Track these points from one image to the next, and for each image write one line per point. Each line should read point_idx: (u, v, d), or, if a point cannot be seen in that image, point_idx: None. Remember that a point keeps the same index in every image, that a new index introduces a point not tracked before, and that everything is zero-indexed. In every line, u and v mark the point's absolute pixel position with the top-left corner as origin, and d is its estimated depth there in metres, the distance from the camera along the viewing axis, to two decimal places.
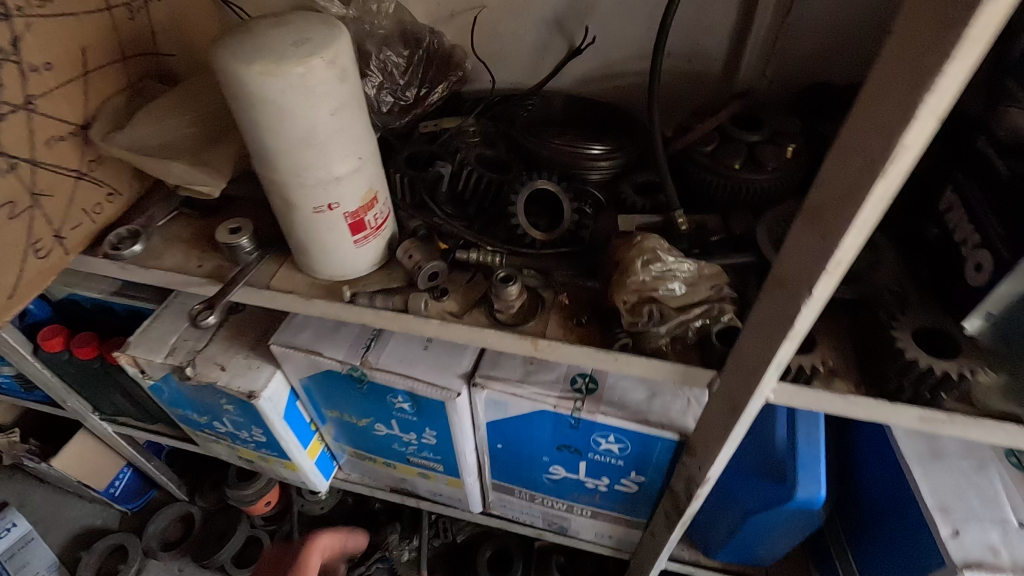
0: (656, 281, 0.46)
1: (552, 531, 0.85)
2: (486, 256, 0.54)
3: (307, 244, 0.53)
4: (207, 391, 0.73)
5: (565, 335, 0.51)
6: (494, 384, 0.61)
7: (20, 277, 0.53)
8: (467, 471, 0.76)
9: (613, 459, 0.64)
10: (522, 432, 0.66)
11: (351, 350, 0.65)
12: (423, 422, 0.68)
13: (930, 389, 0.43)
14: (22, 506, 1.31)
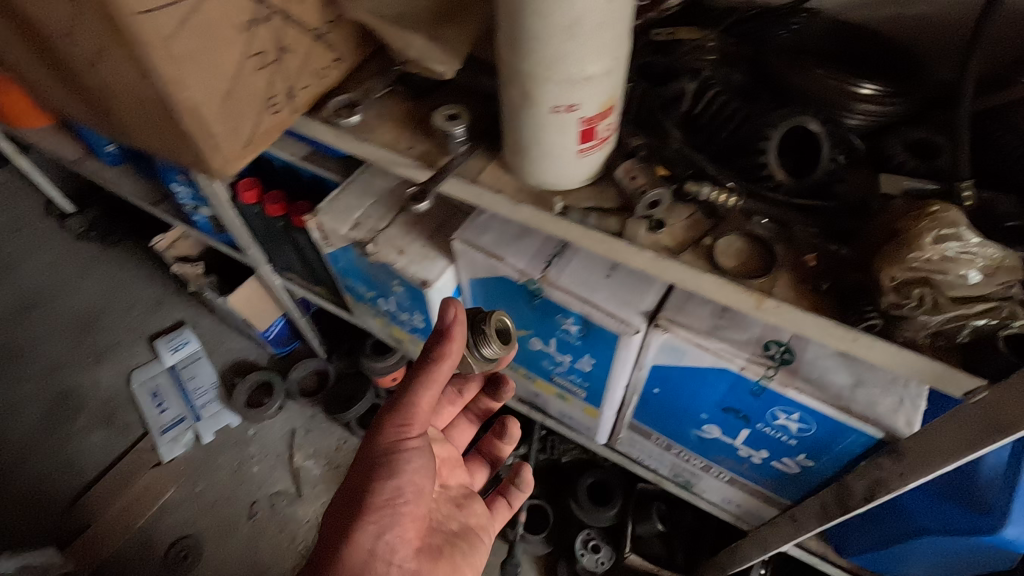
0: (944, 262, 0.38)
1: (675, 482, 0.84)
2: (723, 196, 0.47)
3: (530, 145, 0.49)
4: (382, 269, 0.76)
5: (797, 298, 0.45)
6: (678, 330, 0.58)
7: (257, 127, 0.55)
8: (610, 403, 0.75)
9: (786, 437, 0.59)
10: (691, 385, 0.63)
11: (532, 261, 0.64)
12: (584, 348, 0.67)
13: None
14: (195, 328, 1.52)
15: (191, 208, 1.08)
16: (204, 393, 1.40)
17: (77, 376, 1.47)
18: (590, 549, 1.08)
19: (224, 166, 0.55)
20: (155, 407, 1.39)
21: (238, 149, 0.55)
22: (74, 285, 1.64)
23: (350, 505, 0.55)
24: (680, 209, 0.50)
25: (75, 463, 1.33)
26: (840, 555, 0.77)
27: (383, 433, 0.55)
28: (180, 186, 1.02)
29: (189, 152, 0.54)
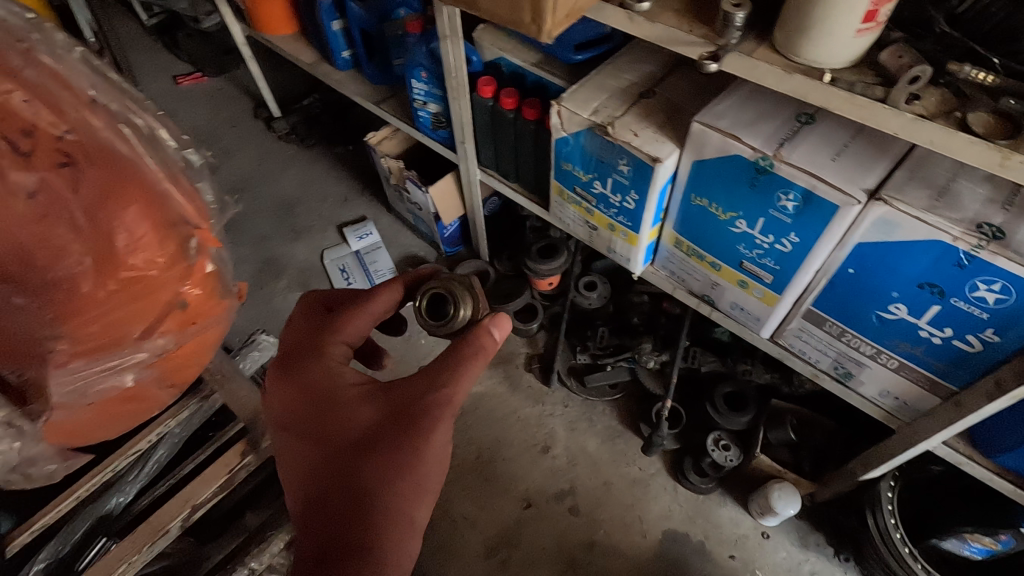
0: None
1: (833, 376, 0.95)
2: (979, 74, 0.58)
3: (814, 25, 0.61)
4: (614, 149, 0.91)
5: None
6: (899, 204, 0.68)
7: (578, 1, 0.71)
8: (794, 288, 0.87)
9: (978, 311, 0.69)
10: (892, 262, 0.73)
11: (766, 142, 0.76)
12: (793, 226, 0.79)
13: None
14: (376, 223, 1.77)
15: (420, 104, 1.28)
16: (383, 275, 1.64)
17: (280, 247, 1.76)
18: (722, 446, 1.18)
19: (551, 29, 0.71)
20: (343, 280, 1.65)
21: (563, 17, 0.71)
22: (277, 175, 1.94)
23: (408, 487, 0.62)
24: (933, 89, 0.61)
25: (279, 313, 1.62)
26: (986, 458, 0.85)
27: (416, 394, 0.65)
28: (420, 83, 1.23)
29: (529, 15, 0.71)
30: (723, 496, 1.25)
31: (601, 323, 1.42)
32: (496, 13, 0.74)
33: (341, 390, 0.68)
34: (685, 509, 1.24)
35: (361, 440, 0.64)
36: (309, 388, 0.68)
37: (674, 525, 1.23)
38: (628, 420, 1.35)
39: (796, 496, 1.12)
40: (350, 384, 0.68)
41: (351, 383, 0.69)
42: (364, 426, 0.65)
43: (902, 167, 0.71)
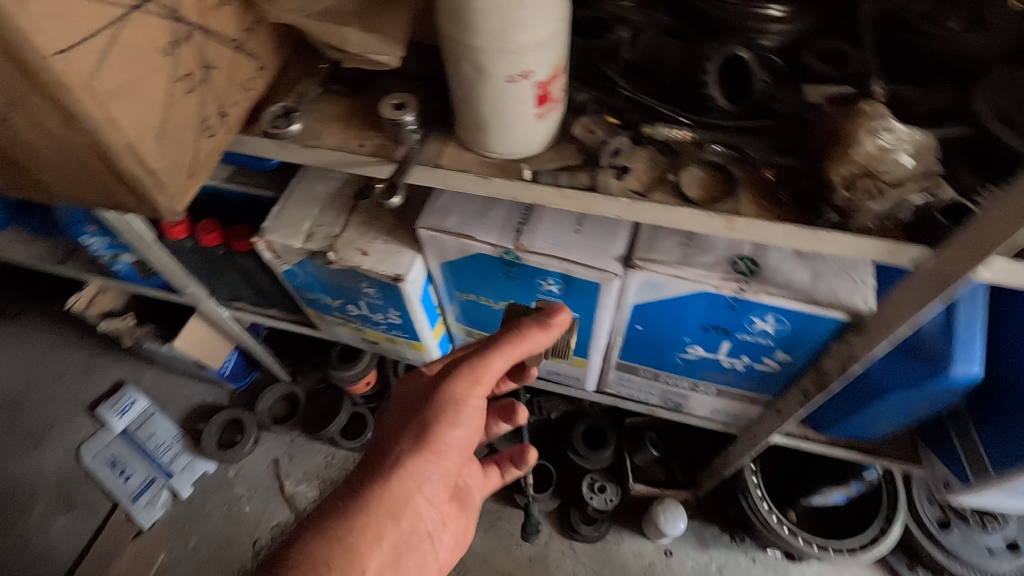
0: (881, 154, 0.44)
1: (665, 407, 0.90)
2: (675, 131, 0.52)
3: (488, 118, 0.50)
4: (349, 274, 0.75)
5: (762, 212, 0.49)
6: (654, 267, 0.62)
7: (197, 156, 0.52)
8: (595, 350, 0.79)
9: (763, 339, 0.66)
10: (670, 315, 0.67)
11: (502, 233, 0.65)
12: (567, 304, 0.70)
13: None
14: (138, 384, 1.42)
15: (109, 259, 0.99)
16: (169, 448, 1.33)
17: (17, 465, 1.34)
18: (598, 490, 1.12)
19: (173, 202, 0.52)
20: (119, 476, 1.31)
21: (183, 181, 0.51)
22: None
23: (427, 445, 0.55)
24: (640, 153, 0.53)
25: (45, 554, 1.24)
26: (818, 431, 0.86)
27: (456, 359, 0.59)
28: (93, 238, 0.94)
29: (131, 196, 0.50)
30: (619, 532, 1.18)
31: None
32: (87, 198, 0.53)
33: (411, 390, 0.61)
34: (589, 565, 1.16)
35: (403, 414, 0.58)
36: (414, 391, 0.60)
37: None
38: (502, 496, 1.23)
39: (679, 509, 1.10)
40: (418, 374, 0.61)
41: (416, 375, 0.61)
42: (412, 396, 0.60)
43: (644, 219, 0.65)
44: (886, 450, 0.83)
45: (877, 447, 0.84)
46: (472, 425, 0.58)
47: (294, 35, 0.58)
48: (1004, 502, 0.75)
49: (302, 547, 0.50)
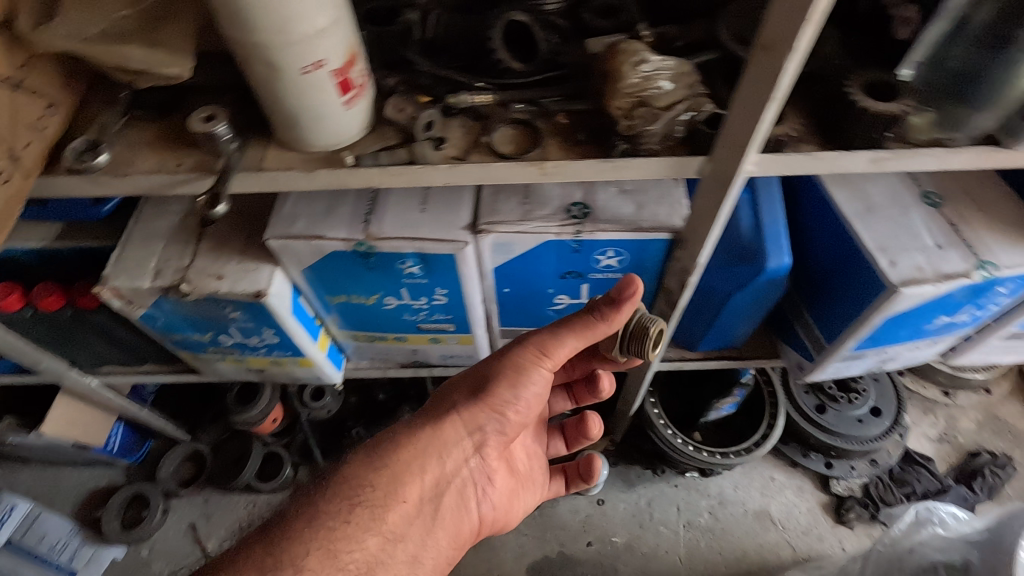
0: (645, 82, 0.51)
1: None
2: (479, 96, 0.56)
3: (298, 113, 0.52)
4: (209, 303, 0.73)
5: (567, 154, 0.55)
6: (499, 227, 0.66)
7: None
8: (476, 324, 0.82)
9: (613, 274, 0.72)
10: (529, 271, 0.72)
11: (352, 227, 0.67)
12: (433, 283, 0.73)
13: (878, 131, 0.52)
14: (13, 489, 1.28)
15: None
16: (66, 547, 1.20)
17: None
18: None
19: None
20: None
21: None
22: None
23: (487, 403, 0.60)
24: (454, 123, 0.57)
25: None
26: (692, 351, 0.94)
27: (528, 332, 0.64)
28: None
29: None
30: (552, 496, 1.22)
31: (352, 423, 1.27)
32: None
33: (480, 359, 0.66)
34: (533, 535, 1.19)
35: (471, 377, 0.63)
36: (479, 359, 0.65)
37: (534, 557, 1.17)
38: None
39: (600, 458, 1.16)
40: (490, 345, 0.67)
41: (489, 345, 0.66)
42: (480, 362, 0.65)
43: (483, 188, 0.69)
44: (750, 351, 0.94)
45: (743, 351, 0.94)
46: (535, 392, 0.62)
47: (83, 67, 0.57)
48: (847, 369, 0.86)
49: (353, 466, 0.56)
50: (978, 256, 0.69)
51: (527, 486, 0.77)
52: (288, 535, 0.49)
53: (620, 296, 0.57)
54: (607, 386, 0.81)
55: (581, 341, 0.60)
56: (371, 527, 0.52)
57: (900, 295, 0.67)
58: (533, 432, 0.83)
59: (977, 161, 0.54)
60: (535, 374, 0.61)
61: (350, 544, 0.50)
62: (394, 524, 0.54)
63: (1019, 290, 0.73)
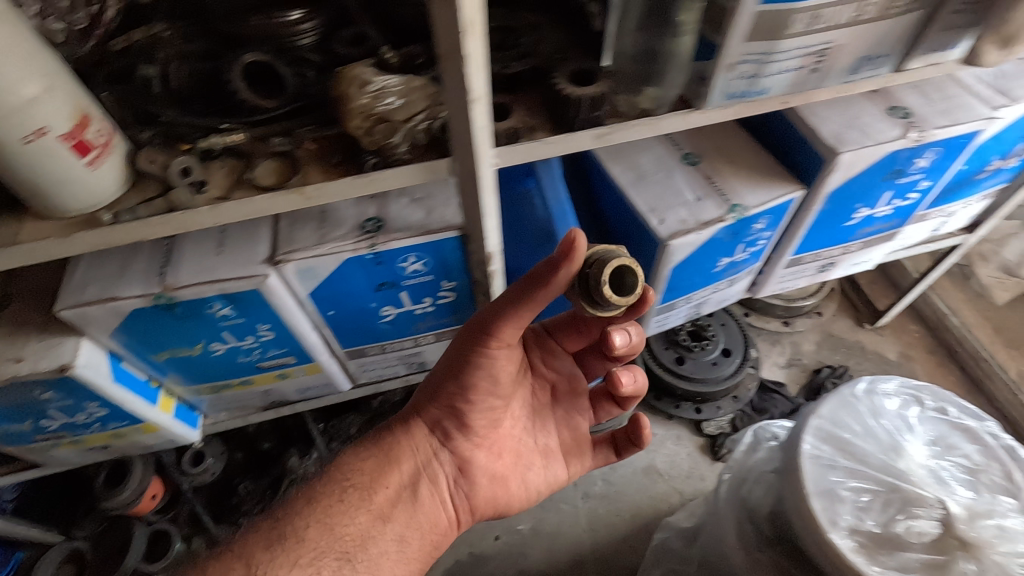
0: (373, 100, 0.57)
1: (416, 373, 0.99)
2: (230, 137, 0.58)
3: (38, 183, 0.51)
4: (14, 389, 0.70)
5: (327, 176, 0.59)
6: (296, 255, 0.69)
7: None
8: (316, 351, 0.85)
9: (424, 277, 0.77)
10: (343, 290, 0.75)
11: (147, 282, 0.67)
12: (252, 320, 0.74)
13: (589, 111, 0.60)
14: None
15: None
16: None
17: None
18: None
19: None
20: None
21: None
22: None
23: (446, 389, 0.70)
24: (215, 165, 0.59)
25: None
26: None
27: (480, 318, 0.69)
28: None
29: None
30: None
31: (240, 480, 1.23)
32: None
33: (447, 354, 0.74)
34: None
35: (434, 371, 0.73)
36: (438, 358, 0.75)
37: (446, 565, 1.19)
38: None
39: None
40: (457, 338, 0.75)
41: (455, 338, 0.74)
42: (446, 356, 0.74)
43: (279, 221, 0.72)
44: None
45: None
46: (492, 369, 0.68)
47: None
48: (669, 320, 0.96)
49: (346, 461, 0.68)
50: (729, 201, 0.79)
51: (552, 461, 0.79)
52: (290, 512, 0.61)
53: (563, 253, 0.54)
54: (615, 345, 0.65)
55: (529, 309, 0.60)
56: (361, 504, 0.64)
57: (671, 247, 0.77)
58: (562, 407, 0.81)
59: (682, 122, 0.63)
60: (481, 357, 0.67)
61: (344, 519, 0.62)
62: (381, 504, 0.65)
63: (776, 222, 0.84)
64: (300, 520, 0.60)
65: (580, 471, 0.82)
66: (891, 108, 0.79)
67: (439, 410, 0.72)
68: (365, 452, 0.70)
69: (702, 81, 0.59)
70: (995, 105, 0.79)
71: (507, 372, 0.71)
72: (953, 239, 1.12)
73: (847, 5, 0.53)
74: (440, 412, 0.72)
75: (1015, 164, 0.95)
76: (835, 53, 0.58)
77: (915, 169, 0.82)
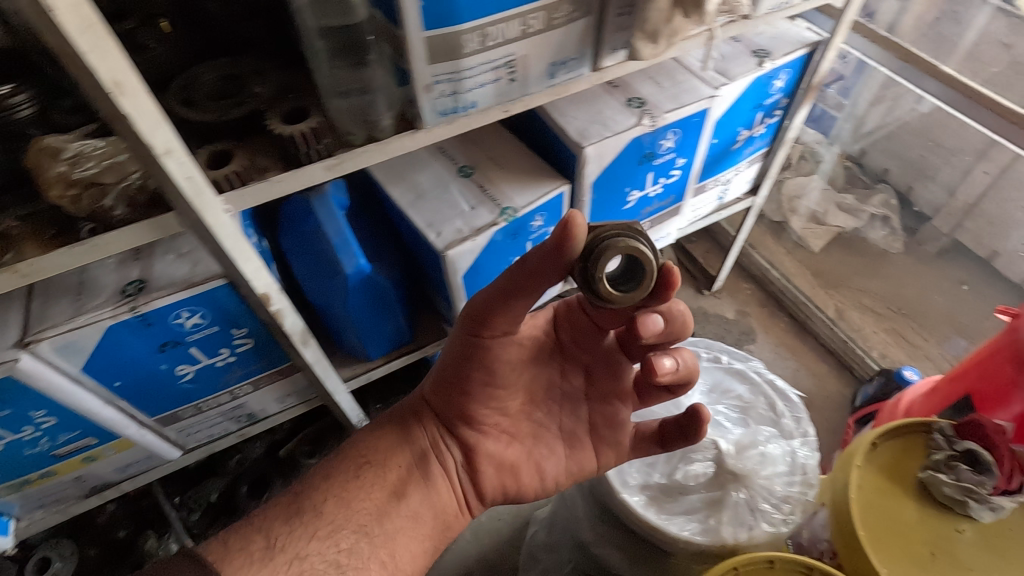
0: (68, 168, 0.58)
1: (248, 424, 0.97)
2: None
3: None
4: None
5: (44, 249, 0.57)
6: (49, 333, 0.66)
7: None
8: (118, 427, 0.81)
9: (209, 329, 0.76)
10: (120, 359, 0.73)
11: None
12: (21, 409, 0.70)
13: (309, 146, 0.63)
14: None
15: None
16: None
17: None
18: None
19: None
20: None
21: None
22: None
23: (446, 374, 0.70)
24: None
25: None
26: (372, 360, 1.02)
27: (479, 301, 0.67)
28: None
29: None
30: None
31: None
32: None
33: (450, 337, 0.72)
34: None
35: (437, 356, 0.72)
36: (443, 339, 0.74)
37: None
38: None
39: None
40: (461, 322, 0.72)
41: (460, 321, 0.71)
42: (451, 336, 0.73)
43: (29, 301, 0.69)
44: (425, 337, 1.05)
45: (418, 340, 1.05)
46: (492, 355, 0.65)
47: None
48: None
49: (368, 437, 0.73)
50: (501, 205, 0.84)
51: (580, 447, 0.72)
52: (307, 489, 0.67)
53: (559, 236, 0.51)
54: (653, 328, 0.58)
55: (519, 293, 0.58)
56: (374, 483, 0.68)
57: (451, 257, 0.81)
58: (604, 395, 0.72)
59: (411, 141, 0.67)
60: (471, 345, 0.65)
61: (360, 494, 0.67)
62: (393, 482, 0.69)
63: (554, 217, 0.90)
64: (314, 496, 0.66)
65: (617, 462, 0.74)
66: (628, 99, 0.88)
67: (440, 399, 0.72)
68: (380, 430, 0.73)
69: (411, 104, 0.64)
70: (715, 85, 0.90)
71: (505, 362, 0.67)
72: (741, 203, 1.24)
73: (510, 22, 0.59)
74: (447, 399, 0.71)
75: (763, 132, 1.08)
76: (523, 63, 0.64)
77: (664, 150, 0.91)
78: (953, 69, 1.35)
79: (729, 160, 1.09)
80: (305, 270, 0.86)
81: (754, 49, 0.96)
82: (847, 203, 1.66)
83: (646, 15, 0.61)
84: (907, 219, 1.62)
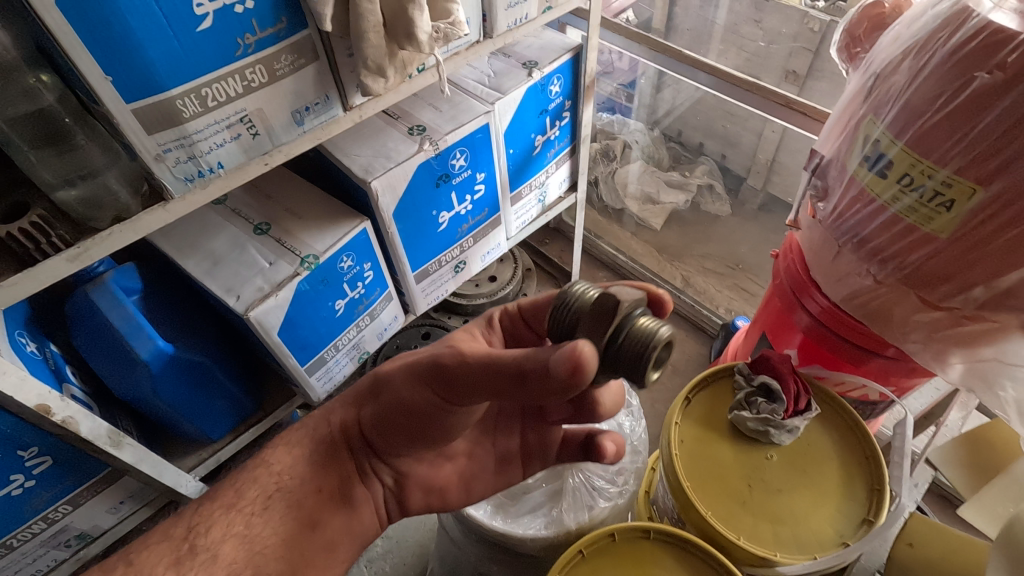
0: None
1: (82, 545, 0.88)
2: None
3: None
4: None
5: None
6: None
7: None
8: None
9: None
10: None
11: None
12: None
13: (40, 240, 0.58)
14: None
15: None
16: None
17: None
18: None
19: None
20: None
21: None
22: None
23: (393, 416, 0.65)
24: None
25: None
26: (218, 440, 0.96)
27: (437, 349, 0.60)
28: None
29: None
30: None
31: None
32: None
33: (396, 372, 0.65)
34: None
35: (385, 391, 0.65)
36: (391, 365, 0.67)
37: None
38: None
39: None
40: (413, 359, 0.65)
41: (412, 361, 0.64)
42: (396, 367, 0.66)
43: None
44: (272, 402, 1.02)
45: (265, 407, 1.01)
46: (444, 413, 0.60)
47: None
48: (335, 372, 0.99)
49: (286, 453, 0.69)
50: (301, 254, 0.83)
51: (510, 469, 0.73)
52: (211, 524, 0.64)
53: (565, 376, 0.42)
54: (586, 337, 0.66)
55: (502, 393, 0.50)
56: (284, 512, 0.65)
57: (256, 317, 0.78)
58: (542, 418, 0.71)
59: (165, 214, 0.65)
60: (426, 393, 0.59)
61: (275, 521, 0.64)
62: (312, 506, 0.67)
63: (364, 254, 0.90)
64: (210, 530, 0.64)
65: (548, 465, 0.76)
66: (410, 128, 0.90)
67: (378, 428, 0.68)
68: (302, 446, 0.70)
69: (149, 176, 0.62)
70: (490, 100, 0.95)
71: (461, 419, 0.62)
72: (565, 200, 1.31)
73: (227, 79, 0.59)
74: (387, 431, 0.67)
75: (559, 134, 1.15)
76: (260, 116, 0.64)
77: (459, 169, 0.95)
78: (720, 48, 1.52)
79: (536, 165, 1.15)
80: (104, 367, 0.79)
81: (524, 61, 1.02)
82: (674, 179, 1.82)
83: (364, 52, 0.63)
84: (727, 183, 1.80)
